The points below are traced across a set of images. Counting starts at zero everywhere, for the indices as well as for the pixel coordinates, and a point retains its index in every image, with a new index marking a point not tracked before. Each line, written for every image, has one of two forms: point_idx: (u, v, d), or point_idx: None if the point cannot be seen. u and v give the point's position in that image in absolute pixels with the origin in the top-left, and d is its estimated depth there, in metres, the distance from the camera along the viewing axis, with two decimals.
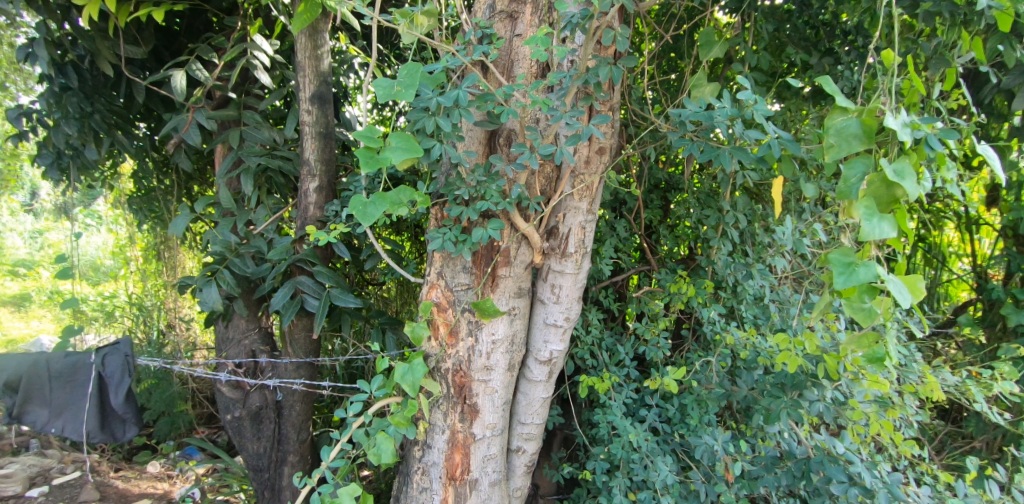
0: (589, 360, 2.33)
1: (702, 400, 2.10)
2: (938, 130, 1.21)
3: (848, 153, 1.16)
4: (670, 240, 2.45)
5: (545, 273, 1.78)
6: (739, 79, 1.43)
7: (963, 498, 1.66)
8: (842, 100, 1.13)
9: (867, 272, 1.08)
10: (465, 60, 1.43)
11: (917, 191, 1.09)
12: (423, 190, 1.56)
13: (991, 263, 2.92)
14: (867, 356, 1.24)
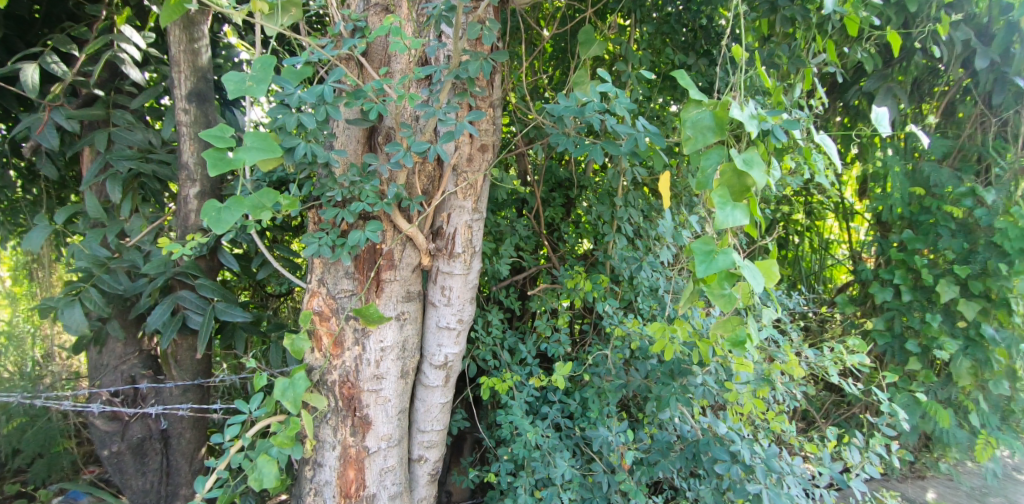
0: (491, 360, 2.29)
1: (603, 392, 2.12)
2: (782, 121, 1.29)
3: (704, 145, 1.20)
4: (570, 235, 2.47)
5: (434, 275, 1.73)
6: (599, 70, 1.45)
7: (828, 465, 1.78)
8: (695, 93, 1.17)
9: (725, 260, 1.12)
10: (330, 53, 1.36)
11: (764, 180, 1.15)
12: (295, 192, 1.47)
13: (864, 246, 3.19)
14: (731, 340, 1.28)
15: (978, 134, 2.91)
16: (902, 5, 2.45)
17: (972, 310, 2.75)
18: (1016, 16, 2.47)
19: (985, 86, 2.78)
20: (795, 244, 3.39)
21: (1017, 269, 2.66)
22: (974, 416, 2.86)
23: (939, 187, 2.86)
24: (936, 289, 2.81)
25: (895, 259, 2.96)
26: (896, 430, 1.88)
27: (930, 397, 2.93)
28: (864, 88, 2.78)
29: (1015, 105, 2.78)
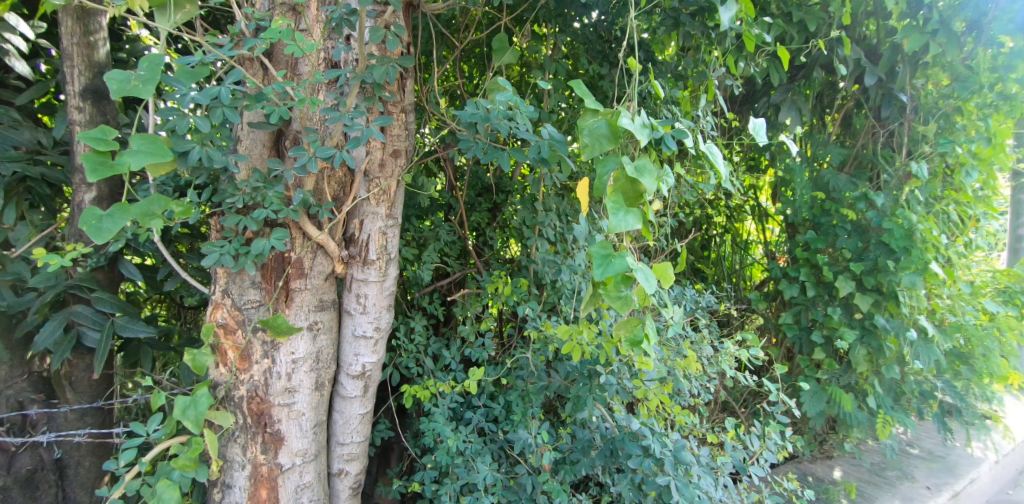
0: (415, 368, 2.25)
1: (526, 395, 2.14)
2: (673, 130, 1.37)
3: (600, 153, 1.25)
4: (496, 240, 2.47)
5: (349, 283, 1.69)
6: (499, 78, 1.50)
7: (730, 454, 1.88)
8: (590, 102, 1.22)
9: (619, 265, 1.16)
10: (227, 54, 1.31)
11: (656, 186, 1.20)
12: (193, 198, 1.40)
13: (778, 245, 3.38)
14: (631, 340, 1.33)
15: (869, 143, 3.17)
16: (802, 25, 2.78)
17: (866, 303, 2.98)
18: (899, 37, 2.77)
19: (875, 100, 3.07)
20: (717, 247, 3.55)
21: (902, 265, 2.89)
22: (870, 399, 3.08)
23: (837, 192, 3.11)
24: (836, 284, 3.05)
25: (800, 258, 3.21)
26: (789, 417, 2.01)
27: (832, 384, 3.15)
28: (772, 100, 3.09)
29: (899, 117, 3.07)
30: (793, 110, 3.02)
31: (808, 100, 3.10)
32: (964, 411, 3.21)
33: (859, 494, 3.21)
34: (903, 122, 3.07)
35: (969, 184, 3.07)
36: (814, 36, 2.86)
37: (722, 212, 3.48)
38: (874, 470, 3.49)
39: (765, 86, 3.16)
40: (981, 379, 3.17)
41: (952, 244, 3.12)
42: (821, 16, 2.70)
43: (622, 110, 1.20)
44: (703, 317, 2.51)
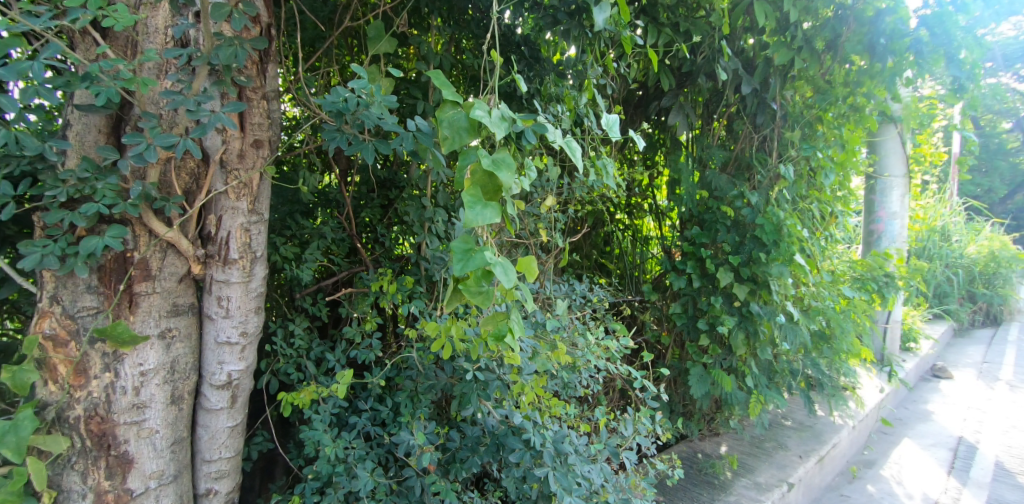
0: (295, 374, 2.08)
1: (415, 395, 2.06)
2: (533, 125, 1.40)
3: (459, 145, 1.23)
4: (388, 236, 2.33)
5: (208, 285, 1.55)
6: (352, 64, 1.43)
7: (605, 442, 1.95)
8: (447, 93, 1.19)
9: (476, 261, 1.15)
10: (41, 23, 1.15)
11: (513, 181, 1.19)
12: (7, 189, 1.21)
13: (674, 239, 3.52)
14: (495, 335, 1.31)
15: (747, 147, 3.40)
16: (686, 35, 2.98)
17: (743, 292, 3.20)
18: (771, 51, 3.03)
19: (751, 108, 3.31)
20: (616, 243, 3.66)
21: (773, 256, 3.13)
22: (748, 379, 3.30)
23: (719, 191, 3.32)
24: (717, 275, 3.23)
25: (687, 251, 3.38)
26: (659, 401, 2.12)
27: (715, 367, 3.35)
28: (663, 104, 3.32)
29: (771, 124, 3.32)
30: (682, 114, 3.26)
31: (697, 106, 3.38)
32: (826, 385, 3.53)
33: (740, 466, 3.43)
34: (774, 128, 3.32)
35: (829, 185, 3.42)
36: (700, 47, 3.11)
37: (623, 209, 3.60)
38: (754, 443, 3.77)
39: (656, 92, 3.42)
40: (838, 356, 3.51)
41: (813, 236, 3.43)
42: (705, 27, 2.92)
43: (480, 104, 1.19)
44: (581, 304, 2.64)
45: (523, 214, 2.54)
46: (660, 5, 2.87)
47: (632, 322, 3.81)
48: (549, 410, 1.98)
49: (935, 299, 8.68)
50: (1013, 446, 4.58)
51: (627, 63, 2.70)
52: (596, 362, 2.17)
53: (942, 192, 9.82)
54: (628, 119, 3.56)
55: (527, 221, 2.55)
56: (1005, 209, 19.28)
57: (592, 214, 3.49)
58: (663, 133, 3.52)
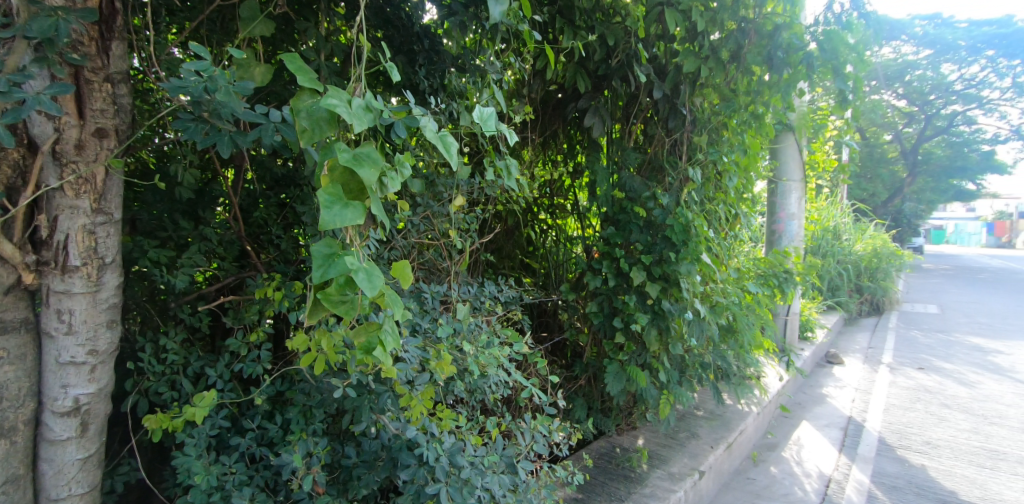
0: (169, 393, 1.86)
1: (308, 410, 1.91)
2: (405, 118, 1.45)
3: (321, 138, 1.24)
4: (284, 239, 2.13)
5: (45, 297, 1.40)
6: (193, 43, 1.33)
7: (501, 451, 1.93)
8: (303, 81, 1.22)
9: (338, 266, 1.17)
10: None
11: (374, 177, 1.20)
12: None
13: (592, 239, 3.54)
14: (364, 346, 1.34)
15: (660, 150, 3.47)
16: (604, 39, 3.10)
17: (654, 290, 3.24)
18: (680, 59, 3.12)
19: (662, 113, 3.37)
20: (541, 245, 3.74)
21: (681, 256, 3.19)
22: (660, 374, 3.36)
23: (632, 192, 3.36)
24: (631, 275, 3.27)
25: (602, 251, 3.41)
26: (550, 411, 2.19)
27: (630, 364, 3.38)
28: (579, 105, 3.37)
29: (681, 129, 3.38)
30: (598, 116, 3.29)
31: (619, 109, 3.44)
32: (733, 377, 3.67)
33: (655, 458, 3.49)
34: (684, 133, 3.38)
35: (733, 187, 3.54)
36: (614, 50, 3.19)
37: (545, 208, 3.70)
38: (668, 434, 3.86)
39: (573, 94, 3.48)
40: (744, 349, 3.65)
41: (717, 235, 3.55)
42: (618, 33, 3.07)
43: (336, 94, 1.21)
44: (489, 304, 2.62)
45: (432, 215, 2.43)
46: (576, 7, 3.00)
47: (552, 322, 3.83)
48: (449, 418, 1.90)
49: (828, 292, 9.36)
50: (894, 423, 4.95)
51: (522, 54, 2.78)
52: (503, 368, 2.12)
53: (833, 195, 10.60)
54: (545, 120, 3.58)
55: (435, 221, 2.44)
56: (885, 210, 21.19)
57: (510, 213, 3.53)
58: (578, 135, 3.58)
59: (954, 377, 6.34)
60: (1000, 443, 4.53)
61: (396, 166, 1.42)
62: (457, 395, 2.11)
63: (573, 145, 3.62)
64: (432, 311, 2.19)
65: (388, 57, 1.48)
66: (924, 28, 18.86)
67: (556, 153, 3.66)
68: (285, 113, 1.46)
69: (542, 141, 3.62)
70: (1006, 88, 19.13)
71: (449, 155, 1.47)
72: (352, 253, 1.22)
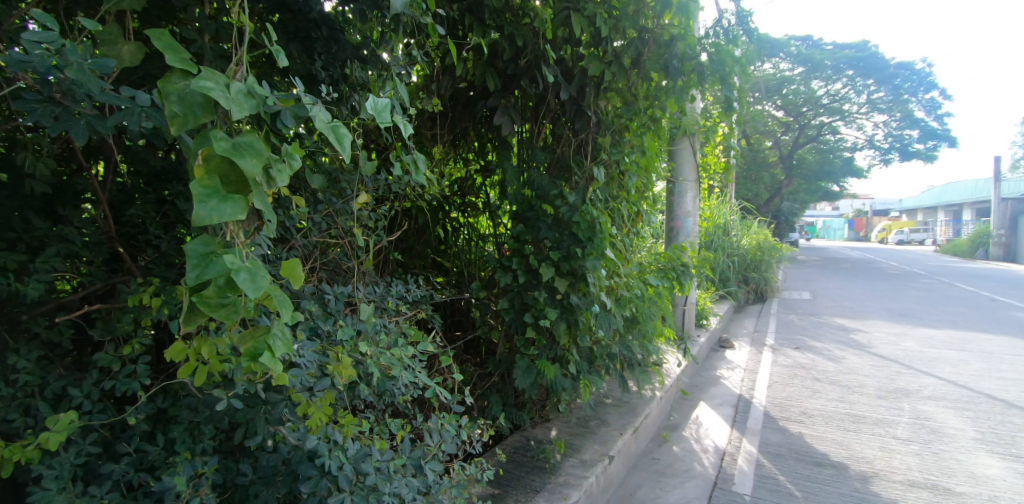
0: (23, 419, 1.61)
1: (195, 427, 1.72)
2: (292, 106, 1.33)
3: (195, 124, 1.10)
4: (164, 239, 1.92)
5: None
6: (39, 15, 1.17)
7: (408, 453, 1.84)
8: (172, 60, 1.09)
9: (217, 266, 1.05)
10: None
11: (256, 169, 1.09)
12: None
13: (502, 236, 3.51)
14: (251, 353, 1.22)
15: (566, 150, 3.50)
16: (512, 39, 3.08)
17: (563, 285, 3.26)
18: (585, 63, 3.16)
19: (570, 115, 3.40)
20: (453, 243, 3.68)
21: (587, 251, 3.23)
22: (570, 366, 3.39)
23: (540, 190, 3.37)
24: (540, 270, 3.27)
25: (512, 249, 3.40)
26: (459, 408, 2.13)
27: (541, 358, 3.38)
28: (488, 103, 3.33)
29: (587, 130, 3.42)
30: (508, 115, 3.26)
31: (529, 110, 3.45)
32: (637, 365, 3.79)
33: (567, 447, 3.53)
34: (590, 134, 3.42)
35: (634, 186, 3.66)
36: (523, 51, 3.16)
37: (456, 206, 3.66)
38: (580, 423, 3.93)
39: (483, 92, 3.44)
40: (647, 339, 3.78)
41: (620, 231, 3.64)
42: (526, 33, 3.03)
43: (209, 76, 1.08)
44: (396, 305, 2.53)
45: (335, 212, 2.28)
46: (486, 5, 2.97)
47: (465, 320, 3.79)
48: (351, 421, 1.78)
49: (720, 283, 9.99)
50: (774, 397, 5.35)
51: (425, 47, 2.70)
52: (411, 371, 2.03)
53: (723, 194, 11.27)
54: (455, 117, 3.52)
55: (338, 219, 2.29)
56: (768, 207, 22.98)
57: (421, 210, 3.44)
58: (487, 134, 3.55)
59: (824, 354, 6.96)
60: (864, 409, 5.03)
61: (283, 156, 1.26)
62: (365, 400, 2.00)
63: (482, 144, 3.57)
64: (336, 314, 2.06)
65: (275, 40, 1.36)
66: (799, 47, 20.58)
67: (467, 151, 3.61)
68: (154, 96, 1.30)
69: (452, 139, 3.56)
70: (865, 104, 21.19)
71: (342, 148, 1.35)
72: (233, 251, 1.11)
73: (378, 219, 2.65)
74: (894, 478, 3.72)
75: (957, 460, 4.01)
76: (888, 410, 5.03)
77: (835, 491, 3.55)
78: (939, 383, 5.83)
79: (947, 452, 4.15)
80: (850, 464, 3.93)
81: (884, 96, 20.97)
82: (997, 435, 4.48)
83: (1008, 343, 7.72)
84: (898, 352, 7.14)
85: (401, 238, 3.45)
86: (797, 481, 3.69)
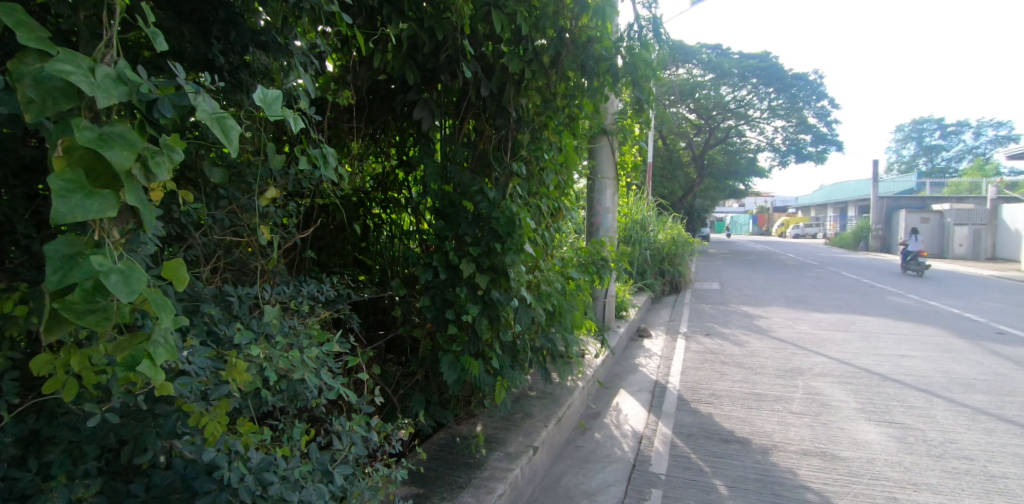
0: None
1: (76, 447, 1.50)
2: (174, 96, 1.23)
3: (55, 113, 0.99)
4: (37, 237, 1.72)
5: None
6: None
7: (314, 460, 1.76)
8: (25, 40, 0.97)
9: (83, 269, 0.95)
10: None
11: (128, 161, 0.99)
12: None
13: (423, 231, 3.44)
14: (129, 363, 1.12)
15: (487, 145, 3.47)
16: (431, 31, 3.01)
17: (483, 281, 3.24)
18: (505, 60, 3.17)
19: (490, 111, 3.38)
20: (375, 239, 3.56)
21: (506, 247, 3.22)
22: (493, 361, 3.38)
23: (461, 185, 3.33)
24: (460, 266, 3.23)
25: (432, 246, 3.35)
26: (372, 407, 2.07)
27: (464, 354, 3.34)
28: (408, 97, 3.25)
29: (507, 126, 3.42)
30: (427, 109, 3.20)
31: (450, 105, 3.40)
32: (557, 356, 3.86)
33: (491, 441, 3.53)
34: (510, 131, 3.41)
35: (553, 182, 3.69)
36: (442, 44, 3.10)
37: (377, 202, 3.56)
38: (504, 417, 3.95)
39: (404, 86, 3.34)
40: (567, 330, 3.85)
41: (540, 227, 3.66)
42: (445, 26, 2.97)
43: (69, 60, 0.98)
44: (308, 306, 2.42)
45: (239, 208, 2.13)
46: None
47: (389, 319, 3.70)
48: (251, 429, 1.68)
49: (637, 277, 10.37)
50: (686, 381, 5.61)
51: (336, 33, 2.61)
52: (320, 375, 1.93)
53: (640, 192, 11.71)
54: (374, 110, 3.41)
55: (243, 216, 2.14)
56: (682, 204, 24.05)
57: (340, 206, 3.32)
58: (409, 128, 3.48)
59: (731, 339, 7.38)
60: (765, 387, 5.38)
61: (164, 148, 1.15)
62: (275, 406, 1.89)
63: (403, 138, 3.49)
64: (241, 317, 1.94)
65: (154, 22, 1.25)
66: (707, 54, 21.74)
67: (387, 145, 3.51)
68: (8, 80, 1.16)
69: (371, 133, 3.44)
70: (766, 110, 22.72)
71: (229, 144, 1.24)
72: (104, 252, 1.01)
73: (289, 214, 2.54)
74: (789, 449, 4.00)
75: (842, 428, 4.38)
76: (784, 387, 5.41)
77: (741, 464, 3.76)
78: (827, 360, 6.36)
79: (833, 422, 4.52)
80: (753, 438, 4.18)
81: (782, 104, 22.57)
82: (875, 404, 4.94)
83: (886, 323, 8.54)
84: (794, 334, 7.71)
85: (318, 235, 3.30)
86: (707, 458, 3.88)
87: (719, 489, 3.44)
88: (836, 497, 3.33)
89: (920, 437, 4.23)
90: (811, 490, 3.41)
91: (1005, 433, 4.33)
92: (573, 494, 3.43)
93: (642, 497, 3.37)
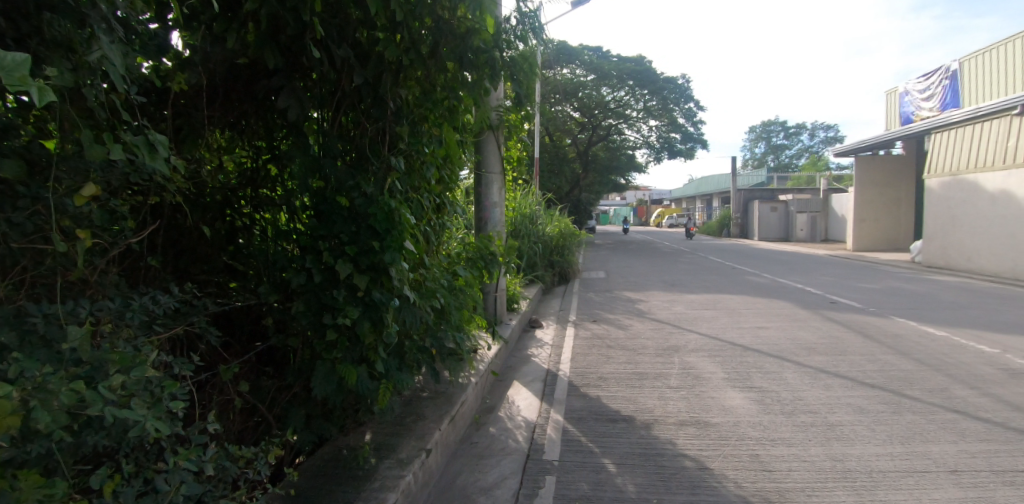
0: None
1: None
2: None
3: None
4: None
5: None
6: None
7: None
8: None
9: None
10: None
11: None
12: None
13: (294, 230, 3.09)
14: None
15: (361, 138, 3.18)
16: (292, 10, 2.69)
17: (363, 282, 2.95)
18: (380, 46, 2.93)
19: (366, 101, 3.10)
20: (246, 240, 3.15)
21: (385, 245, 2.96)
22: (377, 366, 3.12)
23: (336, 181, 3.03)
24: (336, 267, 2.92)
25: (304, 246, 3.01)
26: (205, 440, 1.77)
27: (345, 361, 3.03)
28: (271, 83, 2.91)
29: (386, 118, 3.16)
30: (295, 97, 2.87)
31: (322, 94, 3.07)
32: (445, 353, 3.69)
33: (380, 448, 3.30)
34: (387, 123, 3.13)
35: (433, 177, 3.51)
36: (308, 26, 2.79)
37: (245, 200, 3.15)
38: (395, 422, 3.72)
39: (268, 71, 2.98)
40: (453, 326, 3.69)
41: (422, 222, 3.43)
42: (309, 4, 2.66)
43: None
44: (143, 320, 2.04)
45: (47, 208, 1.66)
46: None
47: (262, 328, 3.31)
48: (39, 478, 1.31)
49: (528, 270, 10.46)
50: (576, 368, 5.68)
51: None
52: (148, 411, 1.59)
53: (528, 187, 11.88)
54: (234, 97, 3.00)
55: (54, 218, 1.68)
56: (568, 198, 24.76)
57: (196, 203, 2.88)
58: (277, 118, 3.11)
59: (616, 324, 7.63)
60: (646, 366, 5.58)
61: None
62: (100, 445, 1.53)
63: (270, 128, 3.12)
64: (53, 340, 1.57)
65: None
66: (588, 56, 22.55)
67: (250, 136, 3.12)
68: None
69: (232, 123, 3.04)
70: (641, 110, 24.02)
71: None
72: None
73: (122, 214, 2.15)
74: (669, 421, 4.15)
75: (713, 397, 4.63)
76: (664, 365, 5.65)
77: (627, 440, 3.84)
78: (700, 337, 6.75)
79: (705, 392, 4.77)
80: (636, 415, 4.28)
81: (656, 104, 23.96)
82: (740, 373, 5.29)
83: (749, 300, 9.29)
84: (671, 315, 8.14)
85: (171, 239, 2.84)
86: (596, 439, 3.92)
87: (608, 467, 3.45)
88: (709, 460, 3.47)
89: (776, 398, 4.56)
90: (688, 457, 3.53)
91: (842, 386, 4.81)
92: (469, 492, 3.29)
93: (537, 486, 3.29)
